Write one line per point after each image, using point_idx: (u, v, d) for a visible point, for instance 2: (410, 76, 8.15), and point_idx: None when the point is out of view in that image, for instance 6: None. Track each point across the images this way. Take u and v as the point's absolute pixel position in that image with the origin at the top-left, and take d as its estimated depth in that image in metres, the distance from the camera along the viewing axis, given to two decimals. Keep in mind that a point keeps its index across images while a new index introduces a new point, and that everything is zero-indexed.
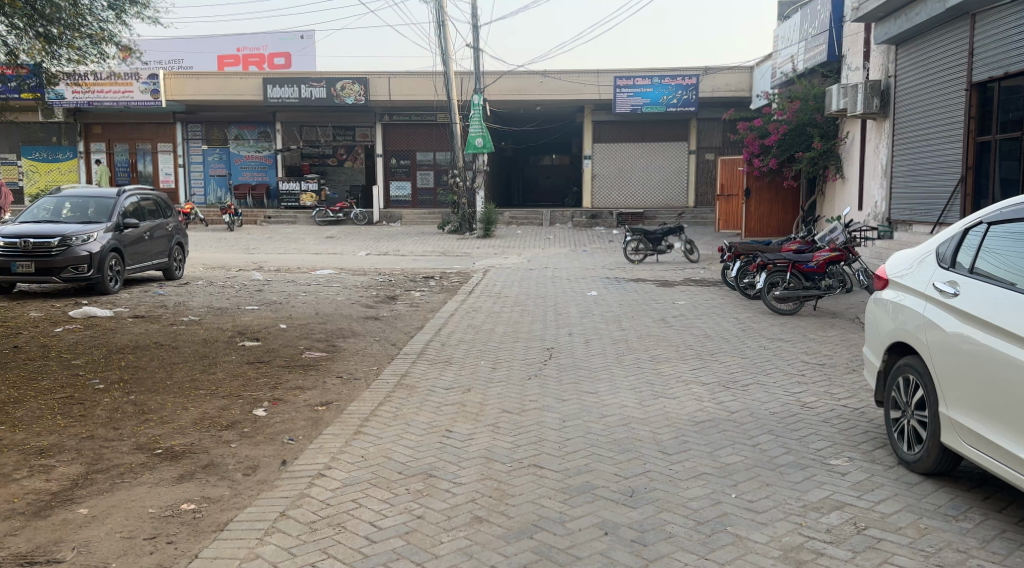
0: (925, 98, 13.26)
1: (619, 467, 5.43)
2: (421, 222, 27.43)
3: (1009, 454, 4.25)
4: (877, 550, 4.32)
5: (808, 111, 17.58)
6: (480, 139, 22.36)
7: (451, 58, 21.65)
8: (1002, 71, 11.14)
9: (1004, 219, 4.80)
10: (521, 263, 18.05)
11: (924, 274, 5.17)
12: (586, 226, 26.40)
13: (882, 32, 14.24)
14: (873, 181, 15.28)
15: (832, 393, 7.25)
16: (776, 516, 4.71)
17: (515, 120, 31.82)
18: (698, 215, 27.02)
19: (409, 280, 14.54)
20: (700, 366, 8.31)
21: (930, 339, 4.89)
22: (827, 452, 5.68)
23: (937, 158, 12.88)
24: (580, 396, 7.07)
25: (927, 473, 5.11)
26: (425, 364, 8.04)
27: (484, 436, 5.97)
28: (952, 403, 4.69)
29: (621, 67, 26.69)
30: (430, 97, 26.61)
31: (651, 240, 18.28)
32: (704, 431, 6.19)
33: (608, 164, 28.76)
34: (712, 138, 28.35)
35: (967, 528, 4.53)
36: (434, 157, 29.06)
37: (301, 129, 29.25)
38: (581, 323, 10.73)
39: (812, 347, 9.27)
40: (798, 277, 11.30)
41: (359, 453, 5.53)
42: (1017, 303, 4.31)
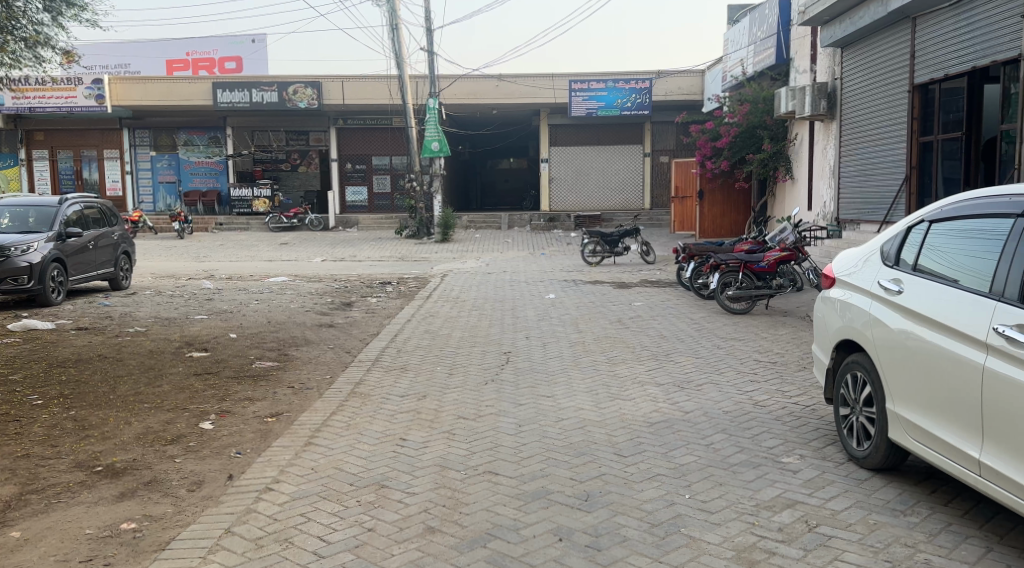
0: (870, 99, 13.50)
1: (575, 471, 5.41)
2: (378, 227, 27.19)
3: (950, 446, 4.34)
4: (827, 548, 4.35)
5: (757, 114, 17.87)
6: (436, 143, 22.27)
7: (405, 62, 21.51)
8: (942, 74, 11.38)
9: (945, 217, 4.88)
10: (478, 267, 18.00)
11: (869, 273, 5.24)
12: (545, 229, 26.45)
13: (827, 35, 14.47)
14: (821, 182, 15.57)
15: (784, 391, 7.32)
16: (729, 516, 4.73)
17: (471, 123, 31.78)
18: (654, 217, 27.23)
19: (365, 286, 14.40)
20: (655, 367, 8.33)
21: (876, 336, 4.96)
22: (779, 450, 5.73)
23: (882, 159, 13.13)
24: (537, 400, 7.05)
25: (876, 469, 5.18)
26: (380, 371, 7.95)
27: (439, 444, 5.91)
28: (897, 399, 4.76)
29: (576, 71, 26.83)
30: (385, 101, 26.47)
31: (607, 242, 18.36)
32: (659, 432, 6.21)
33: (565, 168, 28.83)
34: (666, 141, 28.67)
35: (915, 522, 4.58)
36: (390, 161, 28.84)
37: (253, 134, 28.90)
38: (538, 326, 10.71)
39: (764, 346, 9.37)
40: (750, 277, 11.42)
41: (309, 465, 5.43)
42: (958, 300, 4.39)
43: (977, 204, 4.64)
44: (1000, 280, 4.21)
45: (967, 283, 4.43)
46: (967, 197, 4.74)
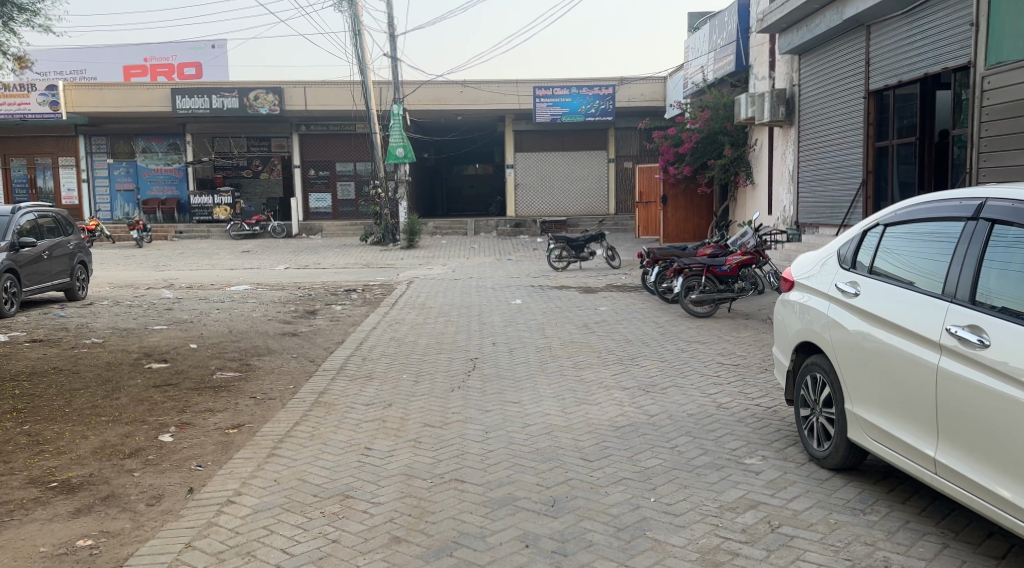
0: (827, 105, 13.71)
1: (541, 476, 5.41)
2: (343, 234, 26.99)
3: (907, 444, 4.41)
4: (789, 548, 4.39)
5: (719, 119, 18.04)
6: (401, 148, 22.20)
7: (368, 67, 21.41)
8: (896, 80, 11.60)
9: (899, 220, 4.97)
10: (444, 274, 17.95)
11: (827, 276, 5.31)
12: (511, 235, 26.46)
13: (785, 42, 14.67)
14: (781, 187, 15.77)
15: (746, 393, 7.40)
16: (693, 518, 4.76)
17: (437, 129, 31.74)
18: (619, 223, 27.40)
19: (330, 294, 14.28)
20: (621, 371, 8.37)
21: (835, 338, 5.02)
22: (742, 451, 5.79)
23: (839, 164, 13.34)
24: (504, 406, 7.04)
25: (836, 469, 5.25)
26: (345, 380, 7.89)
27: (405, 452, 5.87)
28: (856, 399, 4.84)
29: (540, 77, 26.91)
30: (348, 107, 26.30)
31: (573, 247, 18.42)
32: (625, 435, 6.23)
33: (531, 173, 28.87)
34: (630, 147, 28.92)
35: (874, 520, 4.65)
36: (354, 167, 28.71)
37: (213, 141, 28.57)
38: (504, 332, 10.70)
39: (727, 349, 9.46)
40: (712, 281, 11.54)
41: (272, 476, 5.37)
42: (913, 301, 4.46)
43: (929, 208, 4.72)
44: (952, 281, 4.29)
45: (920, 284, 4.50)
46: (920, 201, 4.82)
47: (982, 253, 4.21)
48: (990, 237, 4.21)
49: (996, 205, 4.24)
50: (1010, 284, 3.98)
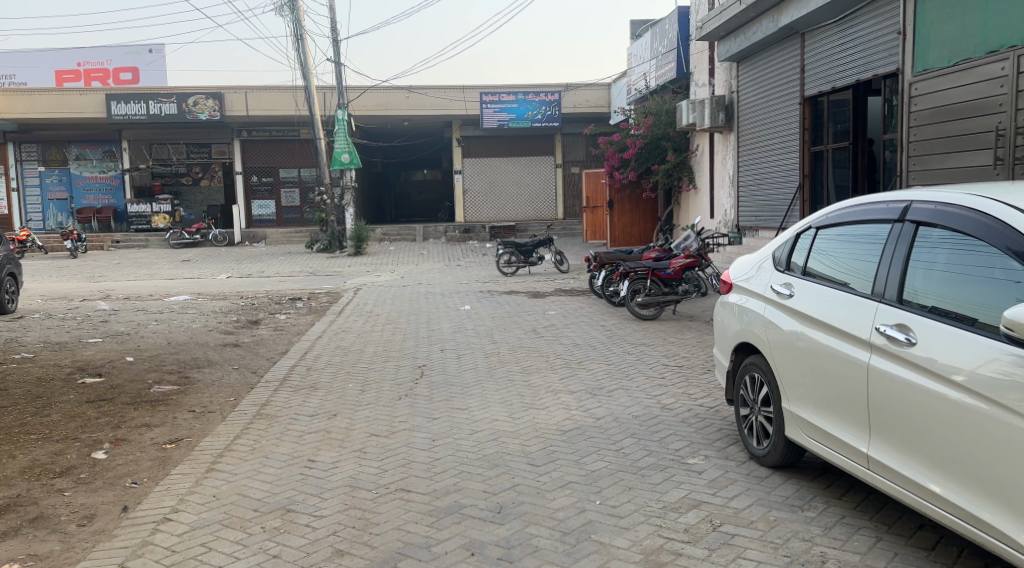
0: (765, 111, 13.97)
1: (487, 483, 5.39)
2: (287, 241, 26.57)
3: (841, 441, 4.49)
4: (730, 546, 4.44)
5: (662, 126, 18.33)
6: (347, 154, 22.01)
7: (311, 72, 21.17)
8: (830, 86, 11.88)
9: (831, 222, 5.06)
10: (391, 281, 17.81)
11: (763, 279, 5.40)
12: (460, 241, 26.38)
13: (723, 50, 14.92)
14: (722, 191, 16.01)
15: (689, 394, 7.48)
16: (637, 519, 4.79)
17: (383, 135, 31.55)
18: (568, 227, 27.53)
19: (274, 303, 14.07)
20: (569, 375, 8.39)
21: (771, 338, 5.11)
22: (686, 451, 5.85)
23: (777, 169, 13.60)
24: (451, 414, 7.00)
25: (775, 466, 5.34)
26: (288, 391, 7.75)
27: (349, 463, 5.80)
28: (793, 398, 4.93)
29: (486, 83, 26.94)
30: (292, 112, 26.00)
31: (522, 252, 18.42)
32: (571, 439, 6.25)
33: (479, 179, 28.85)
34: (577, 153, 29.18)
35: (811, 516, 4.74)
36: (298, 174, 28.37)
37: (151, 147, 28.01)
38: (452, 338, 10.66)
39: (672, 351, 9.55)
40: (657, 283, 11.66)
41: (210, 492, 5.26)
42: (846, 301, 4.54)
43: (859, 211, 4.82)
44: (881, 281, 4.38)
45: (851, 285, 4.60)
46: (850, 204, 4.93)
47: (908, 254, 4.31)
48: (915, 239, 4.31)
49: (921, 207, 4.35)
50: (935, 282, 4.07)
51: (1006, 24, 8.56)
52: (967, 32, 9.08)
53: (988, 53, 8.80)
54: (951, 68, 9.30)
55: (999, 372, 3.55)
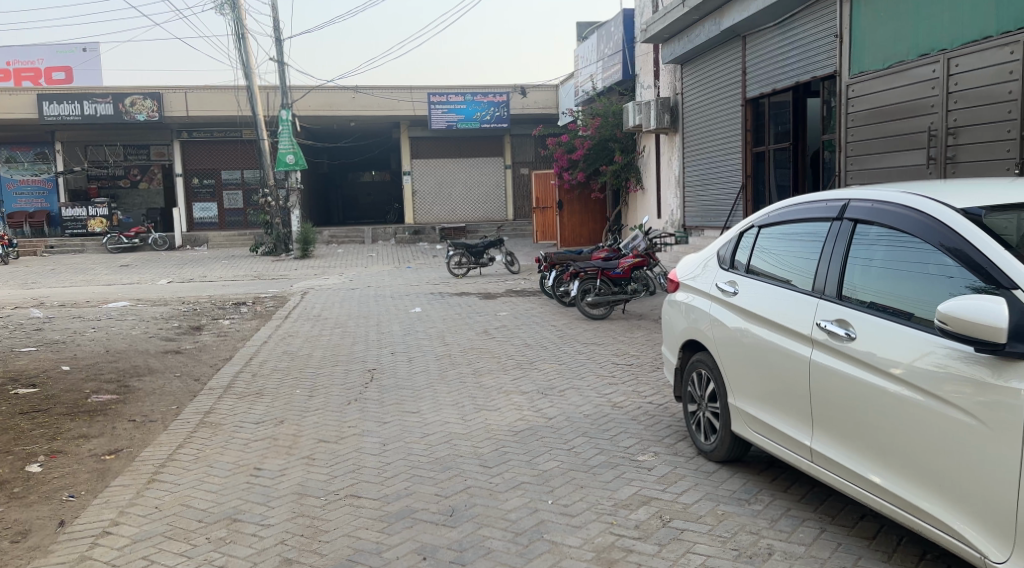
0: (708, 112, 14.16)
1: (439, 486, 5.36)
2: (230, 244, 26.11)
3: (786, 434, 4.56)
4: (680, 541, 4.48)
5: (610, 127, 18.37)
6: (291, 155, 21.72)
7: (253, 72, 20.83)
8: (771, 88, 12.08)
9: (773, 221, 5.13)
10: (339, 284, 17.61)
11: (708, 278, 5.45)
12: (409, 242, 26.22)
13: (668, 52, 15.08)
14: (668, 192, 16.18)
15: (639, 391, 7.53)
16: (589, 517, 4.80)
17: (329, 136, 31.22)
18: (517, 228, 27.56)
19: (218, 308, 13.80)
20: (520, 376, 8.38)
21: (717, 336, 5.17)
22: (636, 448, 5.88)
23: (721, 170, 13.78)
24: (402, 417, 6.94)
25: (723, 461, 5.41)
26: (233, 398, 7.60)
27: (297, 470, 5.71)
28: (739, 394, 4.99)
29: (434, 84, 26.82)
30: (234, 113, 25.66)
31: (472, 253, 18.38)
32: (523, 440, 6.24)
33: (427, 180, 28.71)
34: (526, 153, 29.33)
35: (758, 509, 4.80)
36: (241, 175, 28.00)
37: (85, 149, 27.37)
38: (402, 341, 10.58)
39: (621, 349, 9.62)
40: (607, 283, 11.73)
41: (152, 504, 5.13)
42: (788, 299, 4.60)
43: (800, 210, 4.90)
44: (821, 279, 4.46)
45: (794, 282, 4.65)
46: (791, 203, 5.00)
47: (846, 252, 4.39)
48: (853, 237, 4.39)
49: (859, 205, 4.42)
50: (873, 278, 4.15)
51: (937, 27, 8.78)
52: (901, 34, 9.30)
53: (920, 56, 9.04)
54: (885, 71, 9.53)
55: (934, 365, 3.63)
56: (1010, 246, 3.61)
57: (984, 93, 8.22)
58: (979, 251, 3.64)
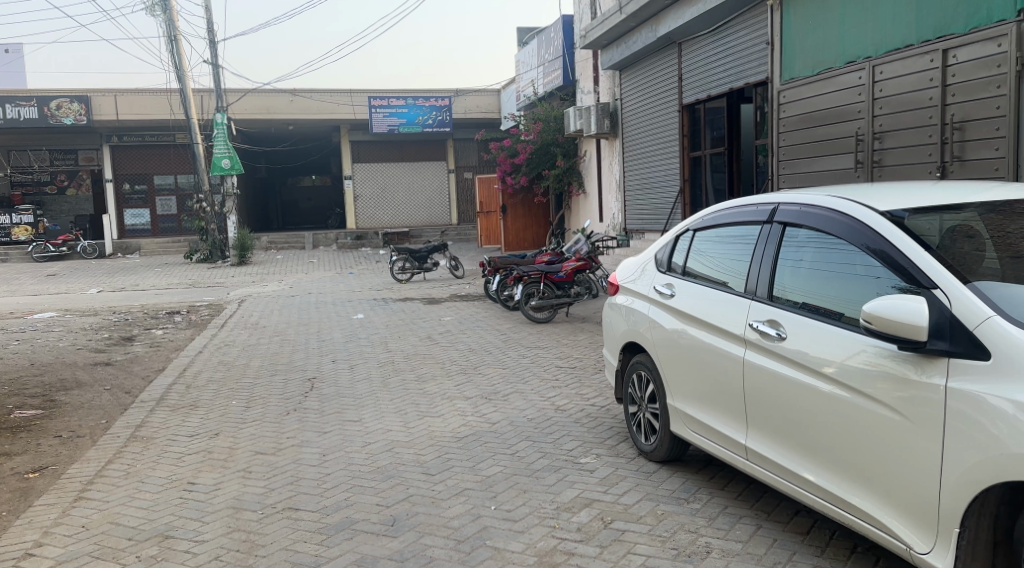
0: (646, 117, 14.33)
1: (381, 495, 5.28)
2: (164, 251, 25.49)
3: (722, 433, 4.61)
4: (621, 542, 4.49)
5: (551, 132, 18.38)
6: (227, 159, 21.34)
7: (187, 75, 20.40)
8: (706, 94, 12.26)
9: (707, 225, 5.18)
10: (278, 291, 17.31)
11: (646, 280, 5.49)
12: (352, 247, 25.92)
13: (606, 58, 15.21)
14: (610, 196, 16.31)
15: (582, 394, 7.55)
16: (532, 522, 4.78)
17: (267, 140, 30.75)
18: (462, 232, 27.49)
19: (151, 318, 13.44)
20: (464, 381, 8.33)
21: (655, 337, 5.21)
22: (578, 451, 5.89)
23: (659, 174, 13.94)
24: (342, 426, 6.84)
25: (663, 461, 5.45)
26: (166, 411, 7.39)
27: (233, 484, 5.58)
28: (677, 395, 5.04)
29: (375, 87, 26.57)
30: (166, 117, 25.06)
31: (416, 258, 18.26)
32: (466, 445, 6.20)
33: (370, 185, 28.43)
34: (469, 158, 29.37)
35: (697, 508, 4.84)
36: (175, 180, 27.44)
37: (8, 154, 26.48)
38: (344, 348, 10.44)
39: (564, 352, 9.64)
40: (550, 287, 11.75)
41: (79, 523, 4.96)
42: (724, 300, 4.64)
43: (733, 213, 4.95)
44: (753, 280, 4.52)
45: (729, 283, 4.70)
46: (725, 206, 5.06)
47: (776, 254, 4.45)
48: (783, 239, 4.46)
49: (787, 209, 4.50)
50: (801, 279, 4.22)
51: (861, 36, 9.02)
52: (828, 42, 9.52)
53: (846, 63, 9.26)
54: (815, 77, 9.75)
55: (863, 363, 3.69)
56: (931, 246, 3.70)
57: (907, 99, 8.45)
58: (901, 253, 3.72)
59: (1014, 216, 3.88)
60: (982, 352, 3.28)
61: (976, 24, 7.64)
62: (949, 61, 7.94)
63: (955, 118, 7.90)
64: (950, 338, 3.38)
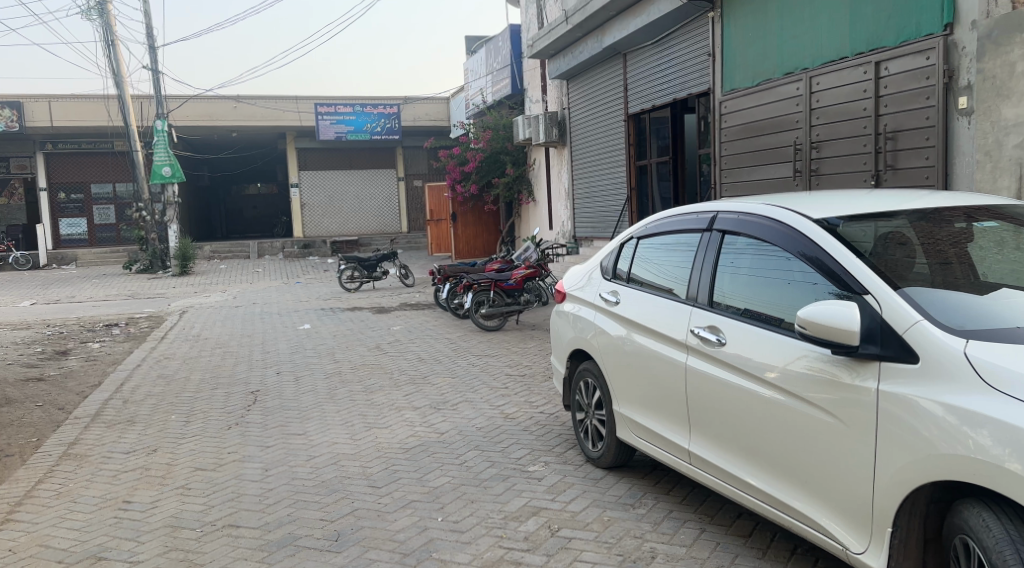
0: (594, 126, 14.42)
1: (325, 510, 5.18)
2: (102, 262, 24.86)
3: (666, 438, 4.63)
4: (567, 550, 4.47)
5: (500, 140, 18.35)
6: (168, 167, 20.92)
7: (125, 80, 19.94)
8: (650, 104, 12.38)
9: (650, 232, 5.20)
10: (222, 302, 16.99)
11: (593, 288, 5.49)
12: (299, 256, 25.57)
13: (554, 68, 15.28)
14: (559, 203, 16.35)
15: (531, 402, 7.53)
16: (479, 532, 4.73)
17: (211, 148, 30.24)
18: (412, 241, 27.35)
19: (88, 331, 13.07)
20: (413, 391, 8.24)
21: (601, 344, 5.21)
22: (526, 459, 5.86)
23: (606, 183, 14.04)
24: (286, 440, 6.71)
25: (609, 467, 5.45)
26: (101, 428, 7.17)
27: (171, 501, 5.43)
28: (622, 401, 5.04)
29: (321, 94, 26.31)
30: (104, 123, 24.50)
31: (365, 267, 18.08)
32: (414, 456, 6.12)
33: (317, 193, 28.12)
34: (419, 166, 29.26)
35: (642, 513, 4.84)
36: (113, 189, 26.84)
37: None
38: (290, 360, 10.27)
39: (514, 360, 9.60)
40: (500, 294, 11.72)
41: (6, 547, 4.77)
42: (667, 307, 4.65)
43: (675, 221, 4.98)
44: (694, 287, 4.55)
45: (673, 290, 4.71)
46: (668, 215, 5.09)
47: (716, 261, 4.49)
48: (722, 247, 4.50)
49: (726, 218, 4.53)
50: (741, 285, 4.26)
51: (798, 48, 9.19)
52: (766, 54, 9.68)
53: (784, 75, 9.43)
54: (754, 88, 9.90)
55: (801, 368, 3.71)
56: (864, 253, 3.75)
57: (842, 109, 8.63)
58: (834, 260, 3.77)
59: (943, 223, 3.97)
60: (910, 356, 3.33)
61: (906, 38, 7.84)
62: (882, 73, 8.13)
63: (888, 128, 8.10)
64: (880, 342, 3.42)
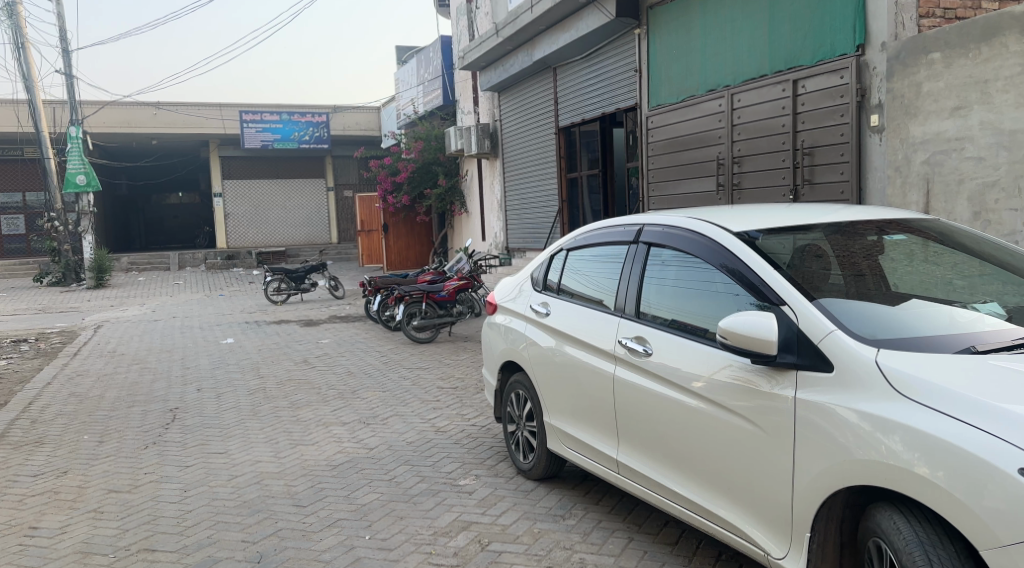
0: (525, 139, 14.48)
1: (247, 531, 5.04)
2: (10, 274, 23.86)
3: (594, 448, 4.63)
4: (496, 564, 4.43)
5: (432, 151, 18.29)
6: (82, 175, 20.27)
7: (36, 85, 19.24)
8: (580, 118, 12.48)
9: (579, 244, 5.22)
10: (141, 315, 16.45)
11: (523, 300, 5.48)
12: (222, 267, 24.94)
13: (485, 80, 15.29)
14: (491, 215, 16.36)
15: (462, 414, 7.47)
16: (407, 549, 4.66)
17: (131, 156, 29.39)
18: (341, 252, 27.06)
19: None
20: (341, 406, 8.10)
21: (532, 355, 5.20)
22: (457, 473, 5.80)
23: (538, 195, 14.10)
24: (207, 459, 6.51)
25: (540, 478, 5.44)
26: (7, 450, 6.84)
27: (82, 526, 5.20)
28: (552, 411, 5.04)
29: (246, 101, 25.80)
30: (13, 129, 23.64)
31: (293, 279, 17.72)
32: (342, 473, 6.01)
33: (242, 204, 27.57)
34: (349, 175, 28.97)
35: (572, 524, 4.84)
36: (23, 198, 25.84)
37: None
38: (211, 375, 9.99)
39: (445, 372, 9.54)
40: (432, 306, 11.63)
41: None
42: (596, 319, 4.66)
43: (604, 233, 5.00)
44: (621, 298, 4.57)
45: (602, 301, 4.72)
46: (597, 227, 5.10)
47: (642, 273, 4.52)
48: (647, 258, 4.53)
49: (652, 230, 4.57)
50: (666, 297, 4.29)
51: (720, 66, 9.38)
52: (690, 70, 9.85)
53: (707, 91, 9.61)
54: (679, 104, 10.06)
55: (724, 377, 3.76)
56: (781, 265, 3.82)
57: (763, 125, 8.84)
58: (753, 272, 3.83)
59: (857, 236, 4.08)
60: (825, 364, 3.40)
61: (823, 57, 8.08)
62: (799, 91, 8.36)
63: (805, 143, 8.32)
64: (797, 351, 3.49)
